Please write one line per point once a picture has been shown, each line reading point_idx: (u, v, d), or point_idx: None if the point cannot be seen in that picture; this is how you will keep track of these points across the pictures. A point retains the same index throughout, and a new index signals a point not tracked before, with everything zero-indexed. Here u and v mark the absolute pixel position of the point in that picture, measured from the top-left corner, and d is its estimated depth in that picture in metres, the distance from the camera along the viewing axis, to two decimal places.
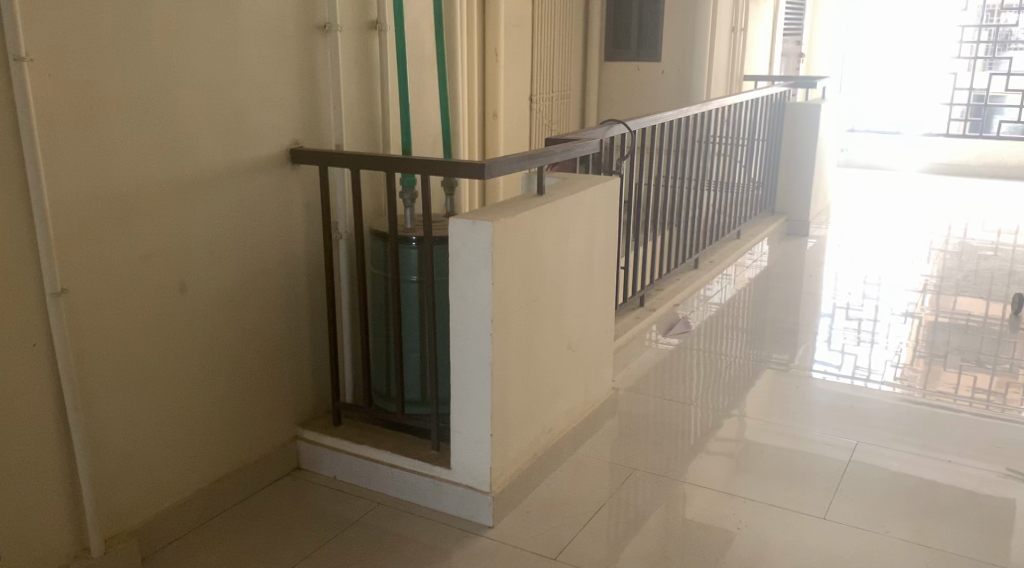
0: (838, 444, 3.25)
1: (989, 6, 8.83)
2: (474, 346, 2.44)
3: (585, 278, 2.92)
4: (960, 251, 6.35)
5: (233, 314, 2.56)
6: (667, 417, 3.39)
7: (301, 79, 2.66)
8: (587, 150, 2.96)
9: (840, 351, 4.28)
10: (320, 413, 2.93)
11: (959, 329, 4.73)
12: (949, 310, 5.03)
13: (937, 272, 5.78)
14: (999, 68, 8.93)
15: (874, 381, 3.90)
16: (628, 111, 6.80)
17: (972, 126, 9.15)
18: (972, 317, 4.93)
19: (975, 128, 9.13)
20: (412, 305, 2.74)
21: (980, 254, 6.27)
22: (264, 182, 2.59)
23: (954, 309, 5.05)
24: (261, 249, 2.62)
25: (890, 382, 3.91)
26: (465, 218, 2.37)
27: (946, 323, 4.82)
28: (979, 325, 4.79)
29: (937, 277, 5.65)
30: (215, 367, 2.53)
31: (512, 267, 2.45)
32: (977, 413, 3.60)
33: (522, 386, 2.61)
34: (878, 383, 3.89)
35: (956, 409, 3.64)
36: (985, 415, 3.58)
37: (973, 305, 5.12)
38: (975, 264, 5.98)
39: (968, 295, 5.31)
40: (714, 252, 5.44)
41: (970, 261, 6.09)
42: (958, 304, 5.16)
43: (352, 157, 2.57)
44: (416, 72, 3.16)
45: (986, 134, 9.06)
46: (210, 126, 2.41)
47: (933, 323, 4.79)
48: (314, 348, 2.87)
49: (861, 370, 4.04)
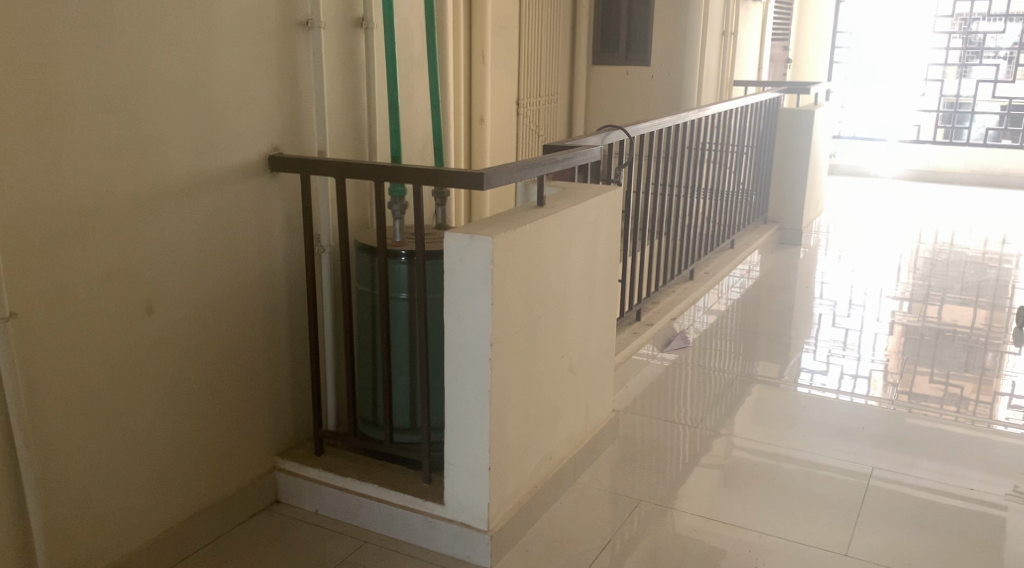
0: (850, 469, 3.06)
1: (961, 15, 8.90)
2: (472, 373, 2.23)
3: (587, 296, 2.73)
4: (949, 259, 6.25)
5: (206, 336, 2.34)
6: (670, 440, 3.21)
7: (281, 79, 2.44)
8: (587, 157, 2.77)
9: (825, 361, 4.15)
10: (300, 440, 2.71)
11: (944, 337, 4.60)
12: (935, 319, 4.91)
13: (920, 279, 5.67)
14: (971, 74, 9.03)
15: (852, 395, 3.75)
16: (617, 116, 6.64)
17: (945, 133, 9.17)
18: (958, 325, 4.81)
19: (947, 136, 9.17)
20: (401, 324, 2.53)
21: (969, 263, 6.17)
22: (240, 192, 2.37)
23: (940, 318, 4.93)
24: (237, 265, 2.40)
25: (870, 396, 3.76)
26: (462, 232, 2.16)
27: (931, 332, 4.68)
28: (965, 334, 4.67)
29: (915, 284, 5.54)
30: (185, 395, 2.31)
31: (513, 285, 2.25)
32: (970, 428, 3.46)
33: (522, 413, 2.41)
34: (861, 397, 3.73)
35: (950, 425, 3.49)
36: (983, 431, 3.43)
37: (959, 314, 5.00)
38: (967, 274, 5.87)
39: (955, 303, 5.20)
40: (708, 263, 5.26)
41: (959, 269, 5.99)
42: (943, 312, 5.04)
43: (337, 164, 2.36)
44: (405, 75, 2.95)
45: (958, 142, 9.10)
46: (182, 130, 2.19)
47: (915, 333, 4.65)
48: (294, 371, 2.64)
49: (851, 384, 3.87)
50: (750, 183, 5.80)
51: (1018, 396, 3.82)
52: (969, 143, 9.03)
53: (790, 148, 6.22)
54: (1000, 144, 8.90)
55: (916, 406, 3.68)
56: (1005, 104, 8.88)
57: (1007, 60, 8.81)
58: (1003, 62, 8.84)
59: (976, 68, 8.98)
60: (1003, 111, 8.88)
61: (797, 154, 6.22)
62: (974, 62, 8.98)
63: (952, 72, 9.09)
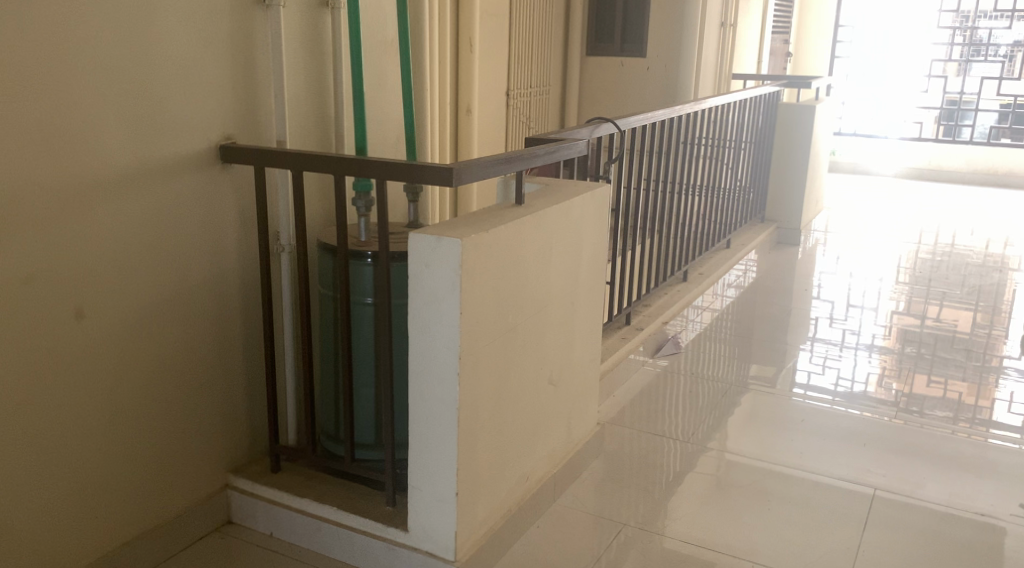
0: (850, 489, 2.84)
1: (965, 11, 8.73)
2: (438, 389, 2.02)
3: (569, 302, 2.51)
4: (948, 260, 6.06)
5: (148, 344, 2.13)
6: (659, 455, 3.00)
7: (235, 61, 2.22)
8: (573, 152, 2.55)
9: (821, 364, 3.95)
10: (256, 455, 2.50)
11: (939, 341, 4.40)
12: (934, 320, 4.72)
13: (919, 280, 5.47)
14: (972, 71, 8.88)
15: (849, 403, 3.53)
16: (610, 109, 6.42)
17: (945, 130, 9.00)
18: (958, 328, 4.62)
19: (947, 134, 8.99)
20: (365, 331, 2.33)
21: (968, 263, 5.99)
22: (187, 185, 2.16)
23: (939, 320, 4.74)
24: (183, 267, 2.18)
25: (864, 403, 3.53)
26: (429, 232, 1.95)
27: (927, 335, 4.48)
28: (966, 337, 4.48)
29: (914, 285, 5.34)
30: (121, 408, 2.09)
31: (485, 293, 2.04)
32: (967, 442, 3.22)
33: (494, 432, 2.20)
34: (855, 407, 3.50)
35: (944, 434, 3.29)
36: (984, 444, 3.21)
37: (958, 316, 4.82)
38: (966, 275, 5.67)
39: (953, 306, 5.00)
40: (702, 263, 5.03)
41: (958, 270, 5.80)
42: (941, 315, 4.83)
43: (295, 155, 2.14)
44: (378, 60, 2.73)
45: (957, 140, 8.92)
46: (117, 115, 1.97)
47: (909, 335, 4.45)
48: (248, 381, 2.43)
49: (845, 389, 3.67)
50: (748, 181, 5.58)
51: (1018, 403, 3.62)
52: (970, 141, 8.84)
53: (790, 145, 6.01)
54: (999, 142, 8.73)
55: (910, 412, 3.48)
56: (1010, 102, 8.72)
57: (1008, 57, 8.66)
58: (1001, 60, 8.71)
59: (975, 66, 8.84)
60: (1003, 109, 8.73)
61: (797, 151, 6.00)
62: (973, 59, 8.83)
63: (953, 69, 8.93)
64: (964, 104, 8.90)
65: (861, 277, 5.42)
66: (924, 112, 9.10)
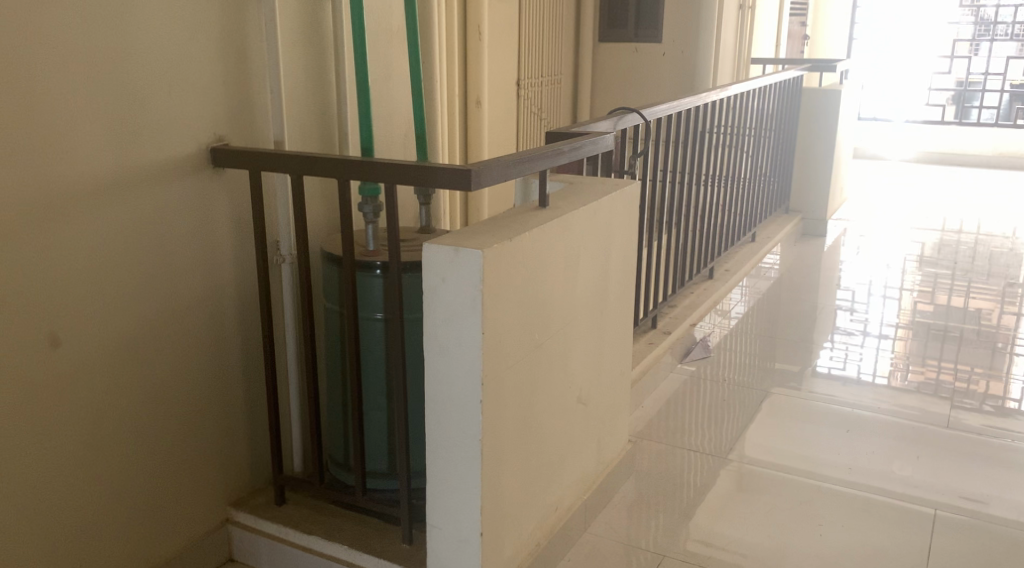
0: (908, 508, 2.60)
1: None
2: (458, 419, 1.80)
3: (598, 312, 2.29)
4: (971, 247, 5.82)
5: (136, 370, 1.92)
6: (694, 472, 2.77)
7: (225, 53, 2.00)
8: (600, 147, 2.32)
9: (842, 359, 3.76)
10: (259, 486, 2.29)
11: (964, 335, 4.15)
12: (959, 310, 4.50)
13: (944, 269, 5.24)
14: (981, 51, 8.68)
15: (883, 406, 3.30)
16: (625, 96, 6.17)
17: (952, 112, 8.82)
18: (985, 319, 4.39)
19: (956, 116, 8.80)
20: (375, 349, 2.12)
21: (994, 250, 5.75)
22: (175, 194, 1.94)
23: (965, 310, 4.52)
24: (172, 284, 1.97)
25: (901, 406, 3.31)
26: (446, 242, 1.72)
27: (950, 329, 4.23)
28: (994, 329, 4.25)
29: (940, 275, 5.11)
30: (104, 443, 1.88)
31: (509, 309, 1.82)
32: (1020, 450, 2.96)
33: (521, 462, 1.98)
34: (892, 410, 3.27)
35: (996, 441, 3.04)
36: None
37: (985, 306, 4.59)
38: (989, 264, 5.41)
39: (980, 297, 4.74)
40: (728, 260, 4.78)
41: (982, 257, 5.56)
42: (965, 306, 4.57)
43: (294, 158, 1.92)
44: (383, 52, 2.50)
45: (964, 122, 8.73)
46: (93, 116, 1.75)
47: (931, 330, 4.20)
48: (248, 406, 2.22)
49: (875, 393, 3.43)
50: (772, 172, 5.33)
51: None
52: (979, 123, 8.66)
53: (812, 132, 5.76)
54: (1010, 123, 8.55)
55: (945, 415, 3.24)
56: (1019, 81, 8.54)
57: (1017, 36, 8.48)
58: (1011, 41, 8.49)
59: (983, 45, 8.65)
60: (1011, 89, 8.54)
61: (820, 138, 5.75)
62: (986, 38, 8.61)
63: (964, 49, 8.71)
64: (971, 86, 8.73)
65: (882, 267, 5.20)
66: (932, 94, 8.91)
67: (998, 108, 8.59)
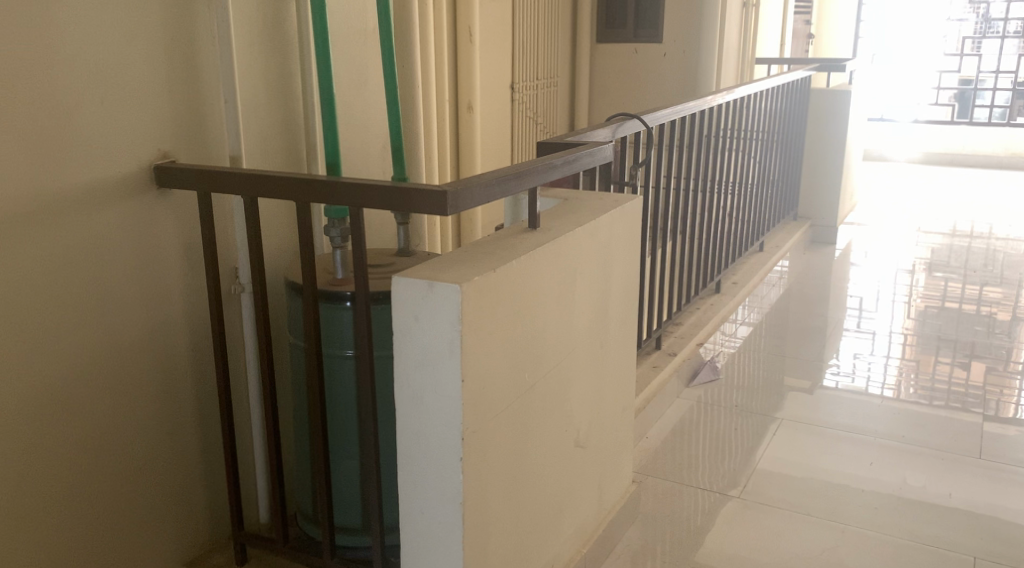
0: (941, 553, 2.33)
1: None
2: (436, 477, 1.56)
3: (598, 345, 2.05)
4: (981, 250, 5.59)
5: (69, 422, 1.68)
6: (703, 512, 2.53)
7: (169, 59, 1.77)
8: (597, 158, 2.08)
9: (851, 372, 3.53)
10: (218, 541, 2.05)
11: (977, 343, 3.89)
12: (970, 316, 4.27)
13: (954, 273, 5.00)
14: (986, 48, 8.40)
15: (901, 427, 3.05)
16: (626, 100, 5.94)
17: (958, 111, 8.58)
18: (999, 324, 4.16)
19: (962, 114, 8.56)
20: (344, 390, 1.88)
21: (1007, 254, 5.50)
22: (114, 220, 1.71)
23: (976, 315, 4.29)
24: (112, 322, 1.73)
25: (918, 426, 3.06)
26: (420, 275, 1.48)
27: (962, 336, 3.98)
28: (1009, 335, 4.01)
29: (951, 280, 4.87)
30: (31, 506, 1.64)
31: (494, 350, 1.58)
32: None
33: (510, 521, 1.74)
34: (910, 432, 3.02)
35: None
36: None
37: (999, 311, 4.35)
38: (1001, 268, 5.16)
39: (995, 302, 4.50)
40: (735, 271, 4.53)
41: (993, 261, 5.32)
42: (976, 312, 4.34)
43: (247, 177, 1.67)
44: (357, 56, 2.27)
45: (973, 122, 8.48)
46: (9, 133, 1.51)
47: (941, 340, 3.93)
48: (205, 453, 1.98)
49: (892, 411, 3.18)
50: (780, 176, 5.09)
51: None
52: (987, 122, 8.42)
53: (820, 134, 5.52)
54: (1014, 122, 8.31)
55: (971, 440, 2.97)
56: None
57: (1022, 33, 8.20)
58: (1016, 37, 8.22)
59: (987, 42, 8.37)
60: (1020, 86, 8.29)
61: (828, 140, 5.52)
62: (986, 36, 8.35)
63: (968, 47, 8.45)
64: (978, 83, 8.47)
65: (890, 272, 4.97)
66: (939, 93, 8.67)
67: (1007, 107, 8.35)
